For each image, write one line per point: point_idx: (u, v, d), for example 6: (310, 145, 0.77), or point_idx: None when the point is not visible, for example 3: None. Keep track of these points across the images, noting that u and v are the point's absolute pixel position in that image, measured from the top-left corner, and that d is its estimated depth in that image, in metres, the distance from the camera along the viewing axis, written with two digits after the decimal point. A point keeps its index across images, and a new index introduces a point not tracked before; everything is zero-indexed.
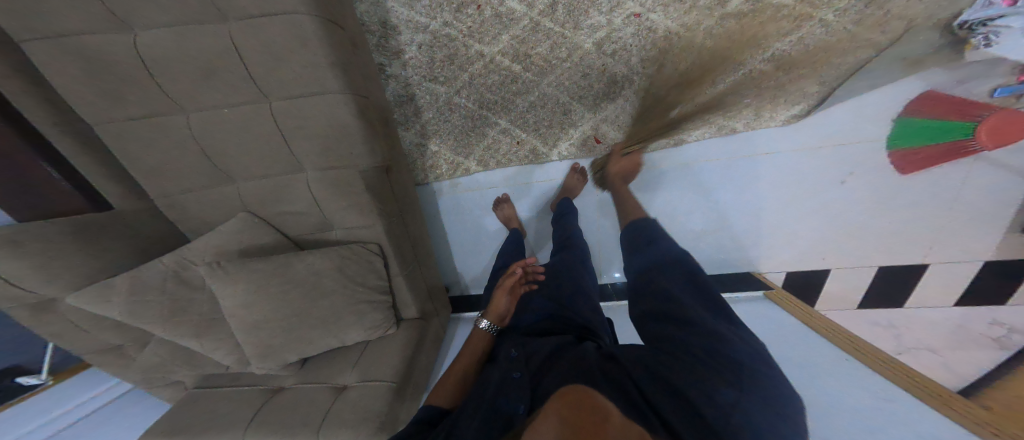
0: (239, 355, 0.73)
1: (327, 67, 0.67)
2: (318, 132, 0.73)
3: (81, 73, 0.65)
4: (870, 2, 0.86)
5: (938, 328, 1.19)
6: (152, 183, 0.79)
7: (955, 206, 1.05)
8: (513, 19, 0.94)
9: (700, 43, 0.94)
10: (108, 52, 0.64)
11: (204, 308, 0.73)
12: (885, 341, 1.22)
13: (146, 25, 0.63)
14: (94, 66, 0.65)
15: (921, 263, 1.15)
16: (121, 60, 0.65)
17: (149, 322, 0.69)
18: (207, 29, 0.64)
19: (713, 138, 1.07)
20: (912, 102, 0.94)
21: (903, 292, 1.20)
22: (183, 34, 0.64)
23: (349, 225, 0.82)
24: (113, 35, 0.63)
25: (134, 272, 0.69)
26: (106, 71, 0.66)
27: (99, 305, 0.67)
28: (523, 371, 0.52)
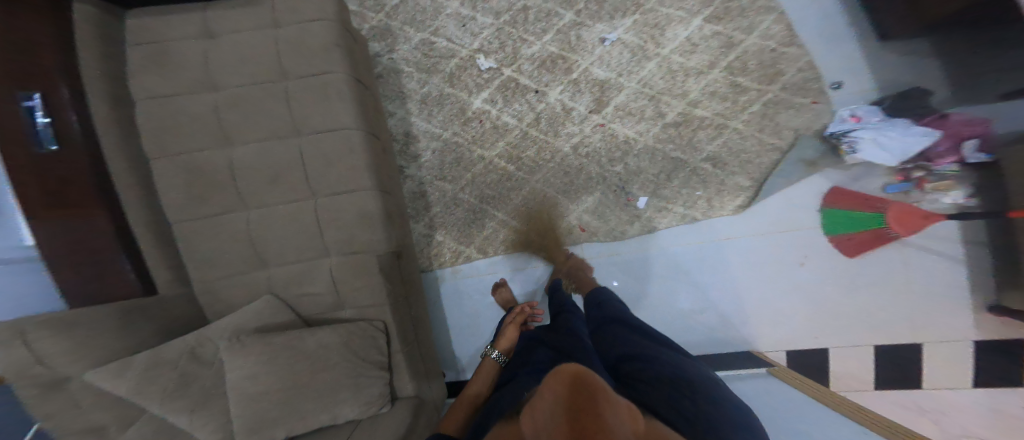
0: (225, 434, 0.70)
1: (365, 170, 0.89)
2: (348, 219, 0.89)
3: (181, 178, 0.88)
4: (763, 116, 1.18)
5: (973, 412, 1.10)
6: (196, 268, 0.91)
7: (909, 282, 1.17)
8: (506, 130, 1.23)
9: (653, 144, 1.20)
10: (206, 163, 0.88)
11: (210, 382, 0.74)
12: (924, 428, 1.12)
13: (238, 143, 0.89)
14: (192, 173, 0.88)
15: (912, 344, 1.17)
16: (213, 168, 0.88)
17: (149, 397, 0.69)
18: (283, 142, 0.89)
19: (679, 226, 1.24)
20: (827, 195, 1.19)
21: (913, 374, 1.17)
22: (264, 146, 0.88)
23: (360, 304, 0.90)
24: (212, 150, 0.88)
25: (156, 347, 0.74)
26: (198, 176, 0.88)
27: (110, 380, 0.69)
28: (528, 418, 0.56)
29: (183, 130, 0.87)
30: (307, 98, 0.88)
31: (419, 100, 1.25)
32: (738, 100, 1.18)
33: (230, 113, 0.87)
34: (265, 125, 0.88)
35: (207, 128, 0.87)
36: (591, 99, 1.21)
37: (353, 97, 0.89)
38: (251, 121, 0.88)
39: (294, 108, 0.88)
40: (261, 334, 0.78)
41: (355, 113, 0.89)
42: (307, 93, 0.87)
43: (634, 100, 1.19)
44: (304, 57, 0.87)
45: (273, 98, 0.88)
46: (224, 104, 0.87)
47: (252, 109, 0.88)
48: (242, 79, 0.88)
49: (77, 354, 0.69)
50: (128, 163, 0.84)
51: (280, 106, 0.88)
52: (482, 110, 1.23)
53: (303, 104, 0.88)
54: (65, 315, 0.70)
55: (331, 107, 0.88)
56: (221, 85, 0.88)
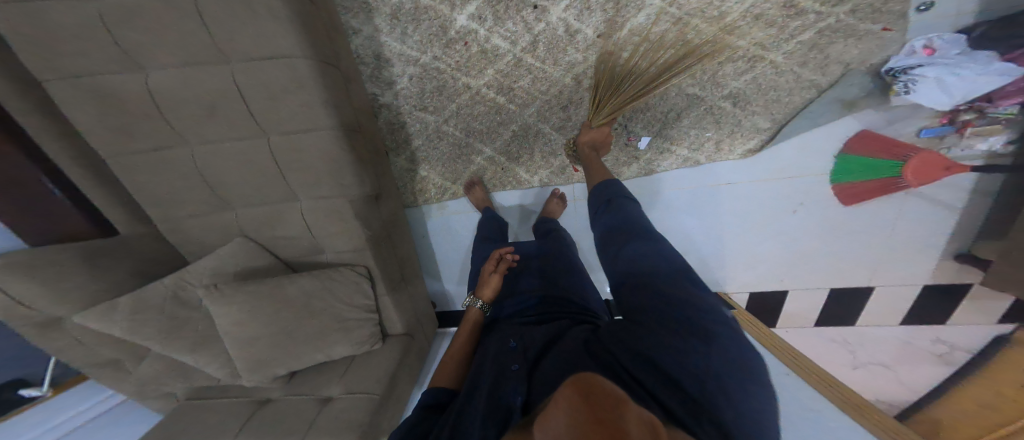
0: (230, 369, 0.79)
1: (320, 105, 0.74)
2: (312, 163, 0.79)
3: (98, 109, 0.74)
4: (814, 46, 0.98)
5: (890, 344, 1.30)
6: (156, 208, 0.85)
7: (892, 232, 1.16)
8: (498, 55, 1.09)
9: (668, 79, 1.05)
10: (123, 91, 0.73)
11: (202, 325, 0.79)
12: (839, 357, 1.34)
13: (158, 68, 0.72)
14: (107, 102, 0.74)
15: (867, 286, 1.25)
16: (133, 96, 0.74)
17: (147, 338, 0.74)
18: (216, 71, 0.72)
19: (679, 170, 1.17)
20: (851, 139, 1.06)
21: (855, 312, 1.30)
22: (187, 75, 0.72)
23: (339, 249, 0.88)
24: (126, 77, 0.72)
25: (137, 293, 0.75)
26: (119, 107, 0.75)
27: (102, 322, 0.73)
28: (521, 364, 0.56)
29: (73, 46, 0.68)
30: (229, 15, 0.67)
31: (388, 14, 1.08)
32: (788, 25, 0.96)
33: (131, 26, 0.68)
34: (184, 40, 0.69)
35: (104, 47, 0.69)
36: (602, 19, 1.01)
37: (291, 17, 0.68)
38: (160, 41, 0.69)
39: (214, 29, 0.68)
40: (240, 282, 0.79)
41: (296, 34, 0.69)
42: (226, 10, 0.66)
43: (654, 24, 1.00)
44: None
45: (184, 14, 0.67)
46: (113, 15, 0.66)
47: (158, 18, 0.67)
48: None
49: (59, 297, 0.71)
50: (20, 90, 0.69)
51: (196, 27, 0.68)
52: (467, 29, 1.08)
53: (227, 26, 0.68)
54: (27, 263, 0.69)
55: (265, 31, 0.68)
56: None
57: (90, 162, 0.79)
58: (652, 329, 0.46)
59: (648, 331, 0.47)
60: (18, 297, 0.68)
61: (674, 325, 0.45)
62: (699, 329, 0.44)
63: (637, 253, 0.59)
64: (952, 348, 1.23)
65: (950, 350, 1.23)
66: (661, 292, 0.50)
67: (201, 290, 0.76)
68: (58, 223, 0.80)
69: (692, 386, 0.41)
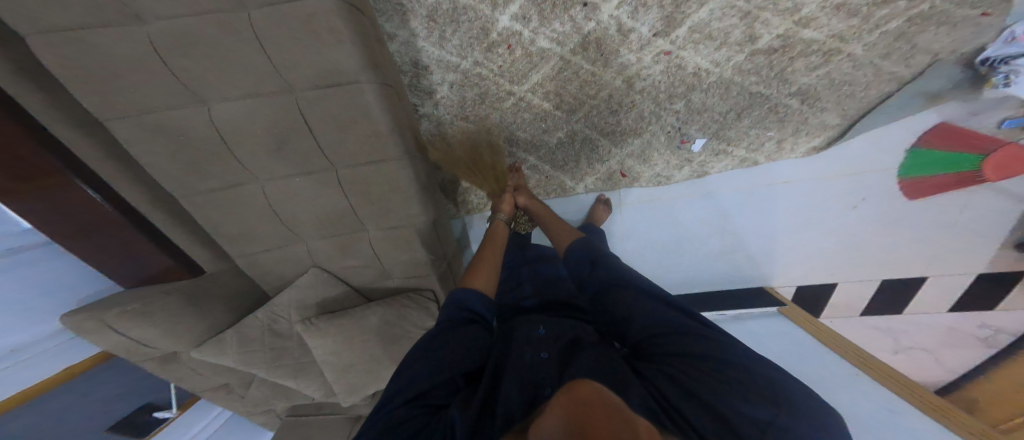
0: (325, 390, 0.94)
1: (388, 134, 0.72)
2: (380, 196, 0.80)
3: (167, 150, 0.71)
4: (900, 36, 0.89)
5: (929, 329, 1.23)
6: (232, 245, 0.86)
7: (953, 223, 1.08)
8: (544, 57, 1.02)
9: (730, 77, 0.99)
10: (189, 129, 0.70)
11: (297, 353, 0.91)
12: (881, 343, 1.30)
13: (219, 99, 0.67)
14: (176, 141, 0.71)
15: (919, 276, 1.18)
16: (196, 131, 0.70)
17: (257, 367, 0.88)
18: (279, 102, 0.67)
19: (735, 170, 1.16)
20: (925, 133, 1.00)
21: (902, 301, 1.23)
22: (252, 106, 0.68)
23: (407, 275, 0.93)
24: (190, 111, 0.68)
25: (240, 329, 0.86)
26: (186, 146, 0.71)
27: (218, 355, 0.85)
28: (551, 354, 0.58)
29: (131, 80, 0.63)
30: (288, 39, 0.60)
31: (424, 16, 0.99)
32: (872, 15, 0.87)
33: (185, 53, 0.61)
34: (245, 72, 0.64)
35: (160, 80, 0.64)
36: (659, 16, 0.93)
37: (353, 37, 0.61)
38: (219, 71, 0.63)
39: (275, 54, 0.62)
40: (329, 315, 0.88)
41: (360, 58, 0.63)
42: (285, 33, 0.59)
43: (719, 19, 0.91)
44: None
45: (240, 39, 0.60)
46: (163, 40, 0.60)
47: (214, 46, 0.61)
48: (167, 6, 0.57)
49: (172, 337, 0.81)
50: (85, 133, 0.67)
51: (256, 54, 0.62)
52: (511, 31, 0.99)
53: (287, 51, 0.61)
54: (140, 311, 0.76)
55: (333, 58, 0.62)
56: (146, 15, 0.58)
57: (166, 204, 0.80)
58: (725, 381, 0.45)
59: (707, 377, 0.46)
60: (140, 338, 0.78)
61: (737, 376, 0.45)
62: (750, 384, 0.44)
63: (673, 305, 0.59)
64: (995, 332, 1.14)
65: (994, 333, 1.14)
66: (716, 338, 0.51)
67: (298, 325, 0.86)
68: (143, 258, 0.83)
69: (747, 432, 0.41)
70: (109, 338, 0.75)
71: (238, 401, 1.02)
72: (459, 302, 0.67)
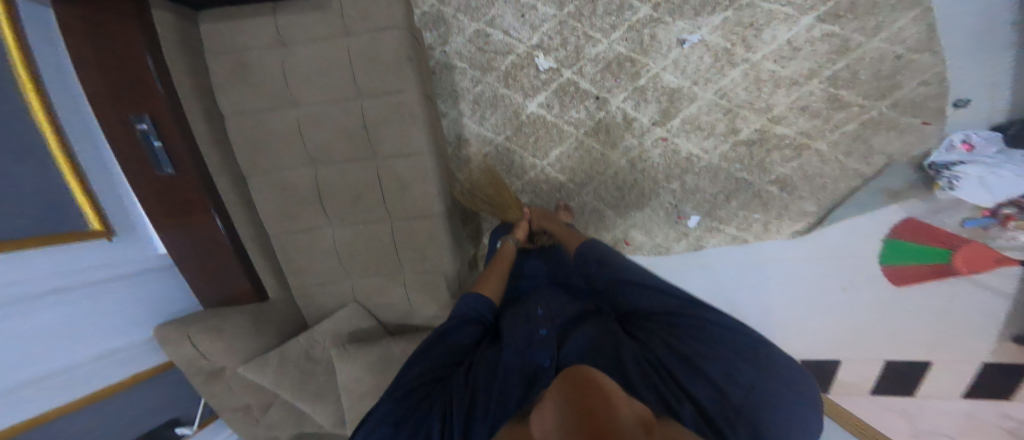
0: (336, 419, 0.98)
1: (435, 194, 0.90)
2: (421, 244, 0.96)
3: (274, 193, 0.92)
4: (858, 137, 1.09)
5: None
6: (295, 277, 1.02)
7: None
8: (562, 137, 1.25)
9: (718, 163, 1.18)
10: (294, 180, 0.90)
11: (322, 378, 0.99)
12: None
13: (323, 162, 0.89)
14: (280, 187, 0.91)
15: None
16: (294, 180, 0.90)
17: (286, 387, 0.95)
18: (362, 164, 0.88)
19: (728, 246, 1.28)
20: (895, 226, 1.03)
21: None
22: (344, 169, 0.88)
23: (431, 315, 1.05)
24: (298, 167, 0.90)
25: (282, 349, 0.96)
26: (286, 191, 0.91)
27: (257, 372, 0.93)
28: (549, 329, 0.72)
29: (270, 143, 0.88)
30: (382, 119, 0.83)
31: (471, 100, 1.25)
32: (832, 117, 1.08)
33: (312, 126, 0.85)
34: (347, 142, 0.86)
35: (287, 142, 0.87)
36: (657, 110, 1.16)
37: (425, 119, 0.83)
38: (326, 137, 0.86)
39: (370, 130, 0.84)
40: (360, 343, 0.99)
41: (426, 133, 0.84)
42: (381, 115, 0.83)
43: (706, 114, 1.14)
44: (375, 76, 0.81)
45: (352, 118, 0.84)
46: (303, 116, 0.85)
47: (334, 125, 0.85)
48: (315, 95, 0.84)
49: (228, 351, 0.93)
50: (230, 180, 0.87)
51: (355, 127, 0.85)
52: (536, 114, 1.23)
53: (379, 127, 0.84)
54: (214, 326, 0.90)
55: (408, 133, 0.84)
56: (300, 101, 0.85)
57: (262, 241, 0.95)
58: (720, 356, 0.58)
59: (705, 353, 0.60)
60: (204, 350, 0.88)
61: (737, 355, 0.58)
62: (752, 359, 0.57)
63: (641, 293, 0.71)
64: None
65: None
66: (711, 324, 0.62)
67: (334, 349, 0.97)
68: (231, 284, 0.93)
69: (735, 395, 0.56)
70: (181, 349, 0.87)
71: (250, 427, 1.08)
72: (473, 307, 0.79)
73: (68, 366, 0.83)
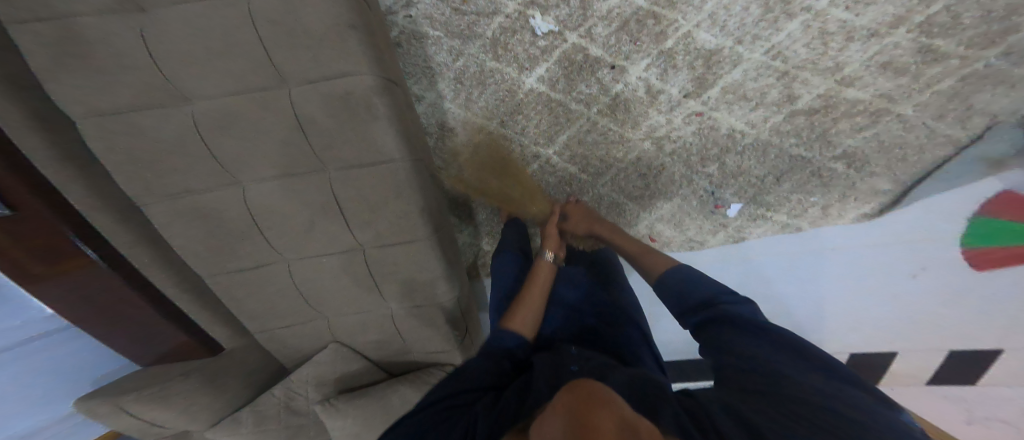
0: None
1: (416, 213, 0.70)
2: (405, 273, 0.78)
3: (197, 229, 0.71)
4: (955, 96, 0.83)
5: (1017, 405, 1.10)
6: (253, 321, 0.85)
7: None
8: (571, 118, 1.01)
9: (767, 138, 0.95)
10: (219, 209, 0.70)
11: (313, 430, 0.88)
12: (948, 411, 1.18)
13: (253, 180, 0.68)
14: (203, 220, 0.71)
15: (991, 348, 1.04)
16: (225, 212, 0.70)
17: None
18: (312, 180, 0.67)
19: (778, 235, 1.07)
20: (989, 201, 0.88)
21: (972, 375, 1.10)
22: (286, 187, 0.68)
23: (429, 350, 0.91)
24: (223, 193, 0.69)
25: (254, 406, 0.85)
26: (214, 225, 0.72)
27: (233, 434, 0.84)
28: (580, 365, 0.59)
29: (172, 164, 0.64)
30: (325, 118, 0.60)
31: (452, 78, 1.00)
32: (923, 73, 0.82)
33: (223, 132, 0.62)
34: (282, 155, 0.64)
35: (195, 162, 0.65)
36: (690, 77, 0.91)
37: (390, 114, 0.61)
38: (253, 151, 0.64)
39: (311, 135, 0.62)
40: (350, 394, 0.86)
41: (396, 137, 0.63)
42: (324, 112, 0.60)
43: (754, 80, 0.89)
44: (298, 57, 0.55)
45: (281, 119, 0.61)
46: (203, 121, 0.61)
47: (257, 132, 0.62)
48: (212, 85, 0.58)
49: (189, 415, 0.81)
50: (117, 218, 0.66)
51: (288, 131, 0.62)
52: (537, 91, 0.99)
53: (324, 129, 0.61)
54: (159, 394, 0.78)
55: (367, 138, 0.62)
56: (193, 96, 0.59)
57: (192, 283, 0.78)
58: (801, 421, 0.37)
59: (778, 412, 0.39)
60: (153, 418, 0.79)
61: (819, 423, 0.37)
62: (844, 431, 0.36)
63: (718, 333, 0.54)
64: None
65: None
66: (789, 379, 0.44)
67: (317, 406, 0.84)
68: (162, 338, 0.80)
69: None
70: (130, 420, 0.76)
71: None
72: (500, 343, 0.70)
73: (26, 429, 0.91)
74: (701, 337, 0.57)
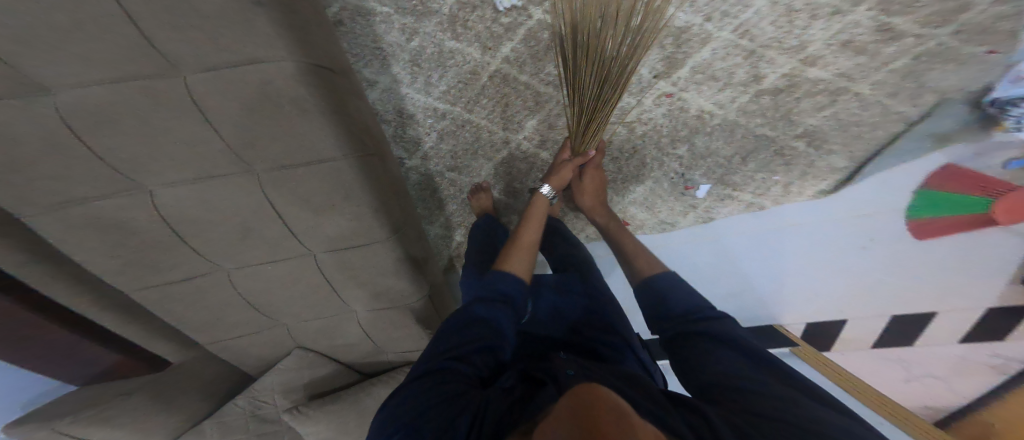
0: None
1: (369, 212, 0.66)
2: (363, 275, 0.74)
3: (111, 241, 0.64)
4: (908, 74, 0.85)
5: (945, 362, 1.07)
6: (201, 333, 0.80)
7: (977, 263, 0.96)
8: (540, 102, 0.96)
9: (734, 119, 0.95)
10: (134, 218, 0.62)
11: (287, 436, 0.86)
12: (889, 372, 1.16)
13: (170, 184, 0.60)
14: (120, 231, 0.63)
15: (931, 312, 1.06)
16: (148, 221, 0.63)
17: None
18: (247, 183, 0.61)
19: (740, 214, 1.11)
20: (934, 172, 0.90)
21: (912, 336, 1.10)
22: (211, 191, 0.61)
23: (401, 349, 0.89)
24: (136, 200, 0.61)
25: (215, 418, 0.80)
26: (134, 236, 0.64)
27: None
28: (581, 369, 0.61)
29: (49, 169, 0.54)
30: (240, 110, 0.54)
31: (408, 61, 0.93)
32: (880, 52, 0.83)
33: (111, 130, 0.53)
34: (201, 156, 0.58)
35: (87, 167, 0.56)
36: (660, 57, 0.89)
37: (321, 107, 0.55)
38: (163, 151, 0.56)
39: (221, 129, 0.55)
40: (320, 400, 0.83)
41: (331, 130, 0.57)
42: (239, 105, 0.53)
43: (722, 59, 0.87)
44: (191, 41, 0.48)
45: (177, 110, 0.53)
46: (77, 118, 0.51)
47: (169, 133, 0.55)
48: (87, 76, 0.48)
49: None
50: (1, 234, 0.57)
51: (202, 129, 0.55)
52: (501, 73, 0.93)
53: (242, 124, 0.55)
54: None
55: (301, 135, 0.57)
56: (56, 85, 0.48)
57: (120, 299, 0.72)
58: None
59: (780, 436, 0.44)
60: None
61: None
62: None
63: (717, 359, 0.61)
64: (1007, 360, 0.99)
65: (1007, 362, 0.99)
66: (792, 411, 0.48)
67: (285, 414, 0.82)
68: (94, 358, 0.80)
69: None
70: None
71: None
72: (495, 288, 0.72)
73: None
74: (692, 349, 0.64)
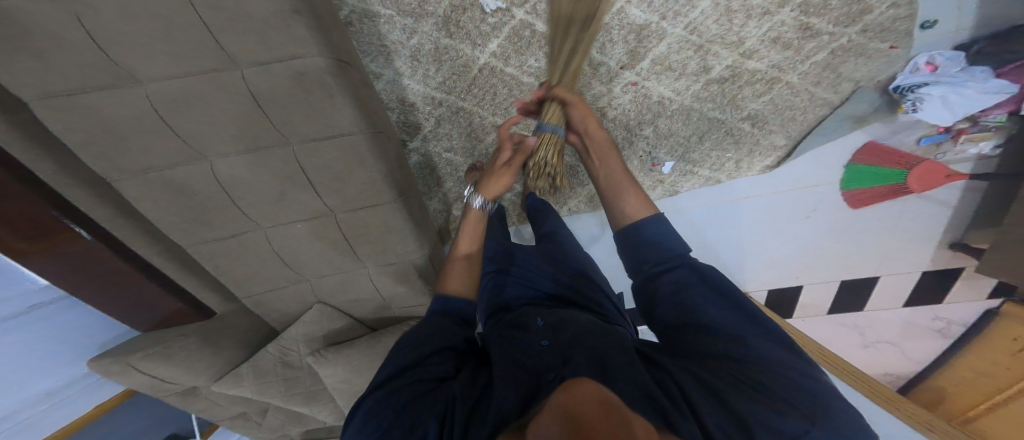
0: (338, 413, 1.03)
1: (380, 178, 0.80)
2: (376, 234, 0.88)
3: (171, 203, 0.77)
4: (827, 66, 1.02)
5: (894, 325, 1.28)
6: (238, 287, 0.93)
7: (897, 226, 1.16)
8: (524, 90, 1.12)
9: (690, 104, 1.11)
10: (192, 184, 0.75)
11: (308, 382, 0.99)
12: (850, 339, 1.34)
13: (222, 155, 0.73)
14: (180, 195, 0.76)
15: (874, 276, 1.24)
16: (200, 186, 0.76)
17: (273, 395, 0.97)
18: (281, 153, 0.74)
19: (702, 188, 1.27)
20: (859, 150, 1.11)
21: (860, 298, 1.29)
22: (254, 161, 0.74)
23: (406, 304, 1.02)
24: (193, 168, 0.73)
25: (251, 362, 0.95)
26: (190, 199, 0.77)
27: (236, 387, 0.94)
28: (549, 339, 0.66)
29: (135, 141, 0.68)
30: (283, 94, 0.66)
31: (408, 56, 1.07)
32: (803, 46, 1.00)
33: (183, 111, 0.66)
34: (247, 131, 0.70)
35: (159, 139, 0.69)
36: (625, 51, 1.04)
37: (344, 90, 0.68)
38: (220, 129, 0.69)
39: (270, 111, 0.68)
40: (338, 346, 0.96)
41: (353, 112, 0.71)
42: (281, 92, 0.66)
43: (677, 52, 1.03)
44: (247, 40, 0.60)
45: (236, 95, 0.66)
46: (160, 101, 0.64)
47: (224, 111, 0.67)
48: (169, 66, 0.61)
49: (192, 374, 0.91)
50: (93, 194, 0.70)
51: (251, 109, 0.68)
52: (490, 65, 1.08)
53: (282, 107, 0.68)
54: (163, 353, 0.87)
55: (329, 113, 0.70)
56: (145, 77, 0.62)
57: (176, 254, 0.87)
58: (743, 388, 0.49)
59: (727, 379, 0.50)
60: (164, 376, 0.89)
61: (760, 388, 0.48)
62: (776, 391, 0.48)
63: (672, 288, 0.62)
64: (948, 323, 1.22)
65: (947, 324, 1.22)
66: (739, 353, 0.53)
67: (309, 358, 0.93)
68: (157, 301, 0.89)
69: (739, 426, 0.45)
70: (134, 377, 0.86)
71: (255, 427, 1.14)
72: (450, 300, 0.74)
73: (9, 414, 0.90)
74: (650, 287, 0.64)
